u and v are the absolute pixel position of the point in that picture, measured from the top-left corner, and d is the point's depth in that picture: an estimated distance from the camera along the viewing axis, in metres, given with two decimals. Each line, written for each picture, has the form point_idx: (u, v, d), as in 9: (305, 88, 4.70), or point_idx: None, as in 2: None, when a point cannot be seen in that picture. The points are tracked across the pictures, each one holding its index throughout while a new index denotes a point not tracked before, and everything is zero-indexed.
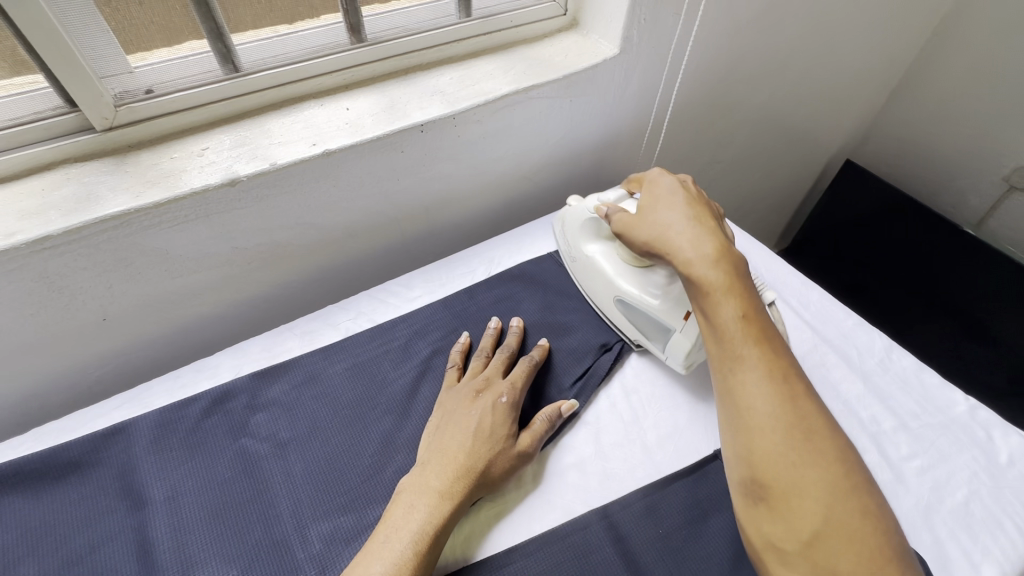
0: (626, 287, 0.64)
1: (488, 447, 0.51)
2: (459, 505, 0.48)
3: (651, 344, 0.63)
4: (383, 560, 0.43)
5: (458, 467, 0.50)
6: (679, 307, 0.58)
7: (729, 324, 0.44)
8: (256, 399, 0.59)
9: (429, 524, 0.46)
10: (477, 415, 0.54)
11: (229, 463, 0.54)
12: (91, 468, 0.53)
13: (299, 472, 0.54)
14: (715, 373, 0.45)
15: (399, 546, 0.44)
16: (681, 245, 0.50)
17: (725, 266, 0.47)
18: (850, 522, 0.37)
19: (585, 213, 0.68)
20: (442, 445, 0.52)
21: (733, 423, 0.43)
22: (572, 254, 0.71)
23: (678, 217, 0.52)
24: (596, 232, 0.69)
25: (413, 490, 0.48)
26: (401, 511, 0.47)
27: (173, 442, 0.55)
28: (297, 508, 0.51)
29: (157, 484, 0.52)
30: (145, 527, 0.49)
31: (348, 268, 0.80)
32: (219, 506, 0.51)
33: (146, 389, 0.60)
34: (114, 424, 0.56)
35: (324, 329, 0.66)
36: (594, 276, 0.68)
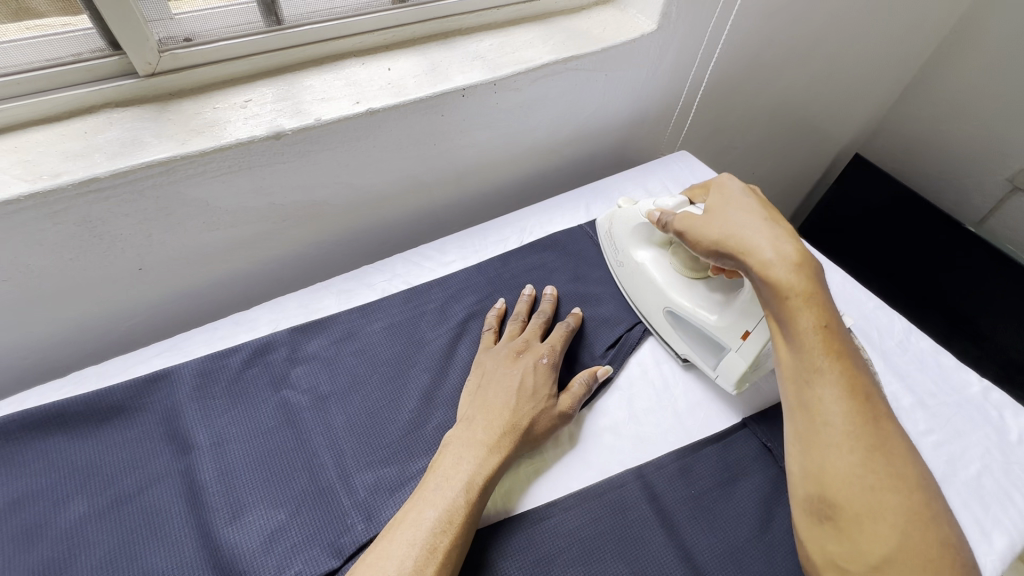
0: (678, 299, 0.62)
1: (532, 404, 0.53)
2: (506, 458, 0.49)
3: (697, 360, 0.61)
4: (438, 504, 0.45)
5: (503, 422, 0.51)
6: (738, 324, 0.56)
7: (809, 335, 0.44)
8: (296, 353, 0.59)
9: (479, 473, 0.47)
10: (520, 374, 0.55)
11: (272, 413, 0.55)
12: (135, 412, 0.53)
13: (341, 424, 0.55)
14: (792, 387, 0.45)
15: (451, 492, 0.45)
16: (756, 244, 0.49)
17: (806, 274, 0.46)
18: (927, 552, 0.38)
19: (639, 217, 0.67)
20: (487, 403, 0.53)
21: (804, 438, 0.43)
22: (619, 257, 0.70)
23: (752, 215, 0.52)
24: (648, 238, 0.68)
25: (461, 442, 0.50)
26: (452, 460, 0.48)
27: (215, 391, 0.55)
28: (341, 459, 0.52)
29: (202, 429, 0.53)
30: (192, 470, 0.50)
31: (378, 232, 0.80)
32: (264, 453, 0.52)
33: (185, 339, 0.60)
34: (154, 370, 0.56)
35: (359, 289, 0.67)
36: (642, 284, 0.66)
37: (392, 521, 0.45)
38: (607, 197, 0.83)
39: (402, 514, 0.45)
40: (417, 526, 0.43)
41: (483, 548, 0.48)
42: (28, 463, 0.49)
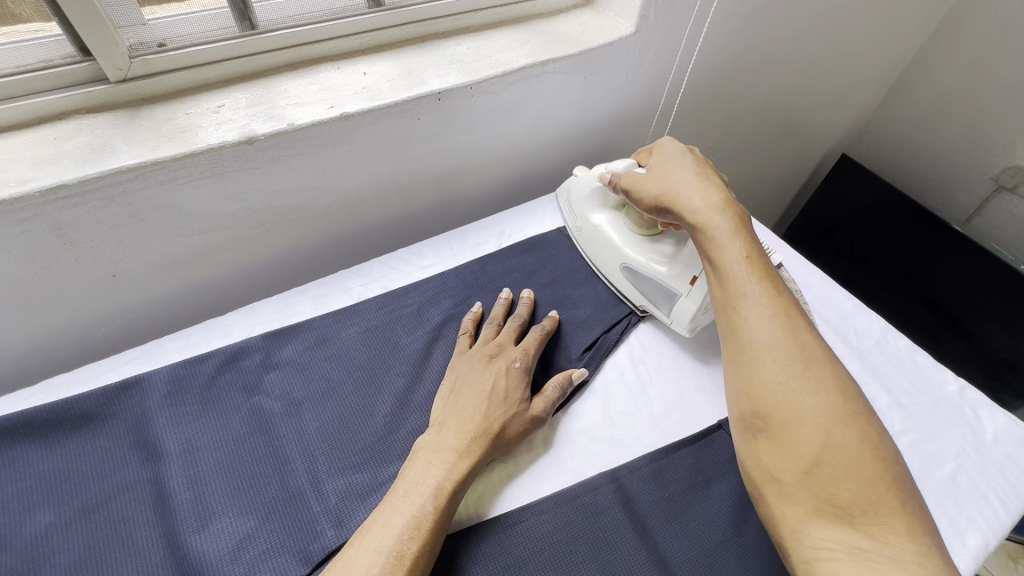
0: (633, 253, 0.67)
1: (503, 408, 0.53)
2: (476, 463, 0.49)
3: (653, 309, 0.65)
4: (406, 509, 0.44)
5: (475, 426, 0.51)
6: (685, 273, 0.62)
7: (732, 264, 0.49)
8: (270, 358, 0.59)
9: (448, 480, 0.47)
10: (492, 378, 0.55)
11: (244, 419, 0.54)
12: (106, 419, 0.53)
13: (314, 430, 0.54)
14: (721, 318, 0.48)
15: (420, 497, 0.45)
16: (690, 193, 0.54)
17: (730, 217, 0.52)
18: (848, 448, 0.39)
19: (594, 182, 0.72)
20: (458, 408, 0.53)
21: (735, 361, 0.46)
22: (577, 217, 0.74)
23: (686, 172, 0.57)
24: (604, 202, 0.72)
25: (431, 447, 0.49)
26: (422, 465, 0.48)
27: (188, 397, 0.55)
28: (313, 465, 0.52)
29: (173, 437, 0.52)
30: (162, 477, 0.50)
31: (358, 236, 0.80)
32: (235, 460, 0.52)
33: (159, 346, 0.60)
34: (126, 378, 0.56)
35: (336, 293, 0.67)
36: (599, 241, 0.70)
37: (361, 528, 0.45)
38: None
39: (370, 521, 0.45)
40: (384, 531, 0.43)
41: (454, 554, 0.48)
42: None
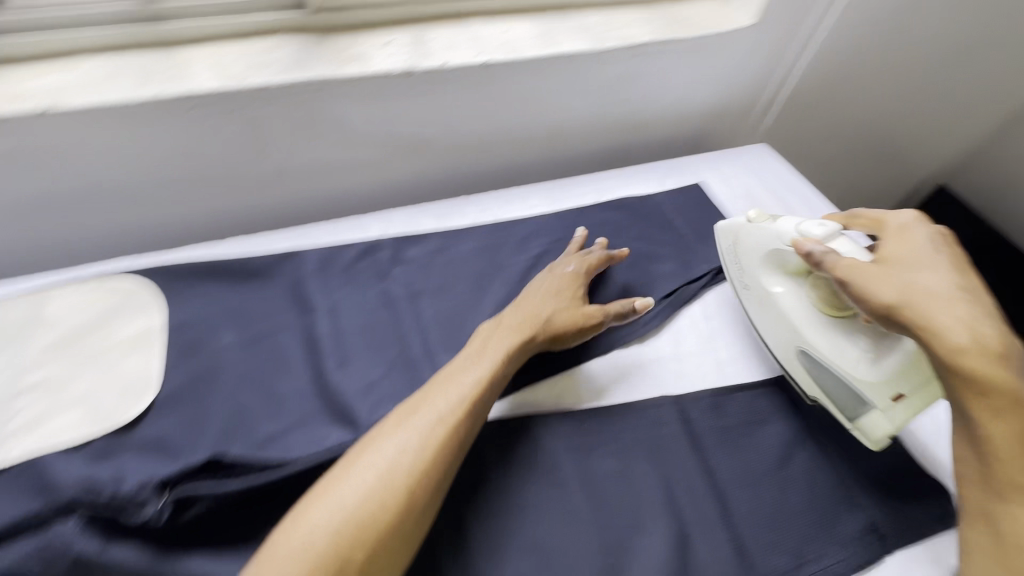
0: (819, 339, 0.58)
1: (556, 301, 0.63)
2: (532, 337, 0.59)
3: (832, 407, 0.59)
4: (396, 442, 0.47)
5: (484, 373, 0.53)
6: (890, 386, 0.53)
7: (1006, 444, 0.43)
8: (398, 255, 0.71)
9: (508, 345, 0.57)
10: (548, 282, 0.65)
11: (375, 297, 0.66)
12: (272, 276, 0.66)
13: (429, 315, 0.65)
14: (981, 493, 0.45)
15: (425, 424, 0.48)
16: (912, 287, 0.48)
17: (1010, 369, 0.44)
18: None
19: (775, 241, 0.61)
20: (520, 301, 0.63)
21: (983, 543, 0.44)
22: (745, 284, 0.66)
23: (905, 266, 0.51)
24: (781, 266, 0.62)
25: (492, 326, 0.60)
26: (437, 396, 0.51)
27: (334, 272, 0.67)
28: (427, 341, 0.63)
29: (321, 299, 0.65)
30: (312, 326, 0.62)
31: (471, 176, 0.90)
32: (367, 325, 0.63)
33: (310, 231, 0.72)
34: (287, 249, 0.69)
35: (454, 215, 0.77)
36: (783, 320, 0.61)
37: (366, 433, 0.49)
38: (682, 173, 0.89)
39: (379, 429, 0.49)
40: (377, 453, 0.46)
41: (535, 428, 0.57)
42: (194, 298, 0.63)
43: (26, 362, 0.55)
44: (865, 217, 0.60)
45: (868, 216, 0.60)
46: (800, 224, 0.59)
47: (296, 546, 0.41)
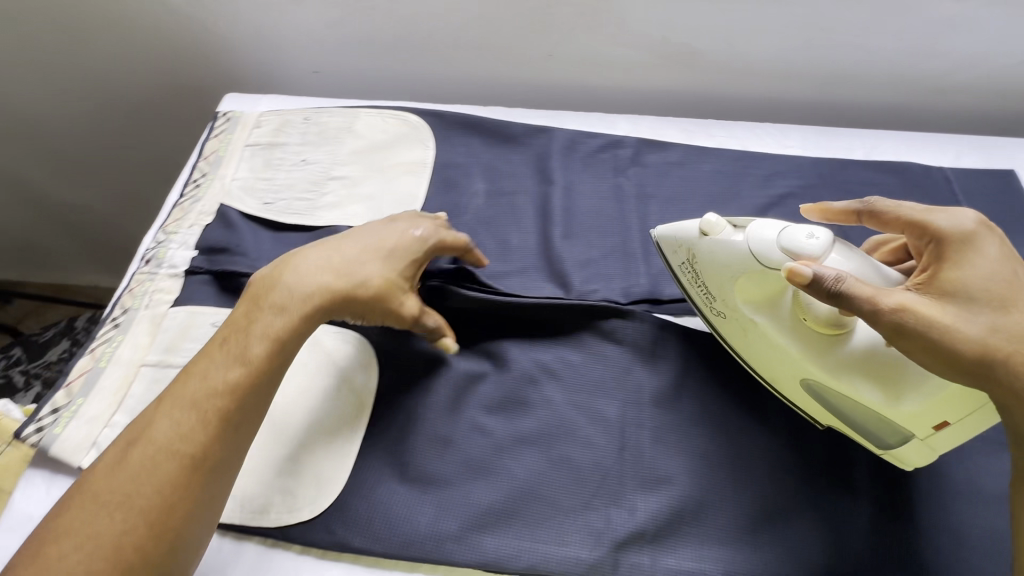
0: (811, 367, 0.46)
1: (432, 238, 0.53)
2: (415, 265, 0.52)
3: (859, 436, 0.49)
4: (226, 367, 0.44)
5: (383, 248, 0.51)
6: (928, 420, 0.43)
7: None
8: (638, 157, 0.71)
9: (395, 258, 0.51)
10: (424, 229, 0.54)
11: (609, 188, 0.69)
12: (524, 144, 0.72)
13: (654, 219, 0.66)
14: None
15: (250, 341, 0.45)
16: (909, 306, 0.39)
17: None
18: None
19: (758, 259, 0.46)
20: (365, 232, 0.53)
21: None
22: (711, 296, 0.52)
23: (967, 296, 0.41)
24: (754, 289, 0.48)
25: (371, 230, 0.52)
26: (341, 265, 0.49)
27: (576, 155, 0.71)
28: (647, 241, 0.64)
29: (561, 175, 0.69)
30: (548, 196, 0.67)
31: (732, 106, 0.82)
32: (595, 211, 0.67)
33: (562, 115, 0.76)
34: (541, 125, 0.74)
35: (701, 134, 0.75)
36: (757, 336, 0.50)
37: (258, 277, 0.49)
38: (992, 155, 0.73)
39: (270, 276, 0.48)
40: (274, 314, 0.46)
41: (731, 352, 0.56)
42: (459, 146, 0.72)
43: (338, 158, 0.69)
44: (893, 207, 0.46)
45: (904, 210, 0.45)
46: (785, 228, 0.45)
47: (191, 392, 0.43)
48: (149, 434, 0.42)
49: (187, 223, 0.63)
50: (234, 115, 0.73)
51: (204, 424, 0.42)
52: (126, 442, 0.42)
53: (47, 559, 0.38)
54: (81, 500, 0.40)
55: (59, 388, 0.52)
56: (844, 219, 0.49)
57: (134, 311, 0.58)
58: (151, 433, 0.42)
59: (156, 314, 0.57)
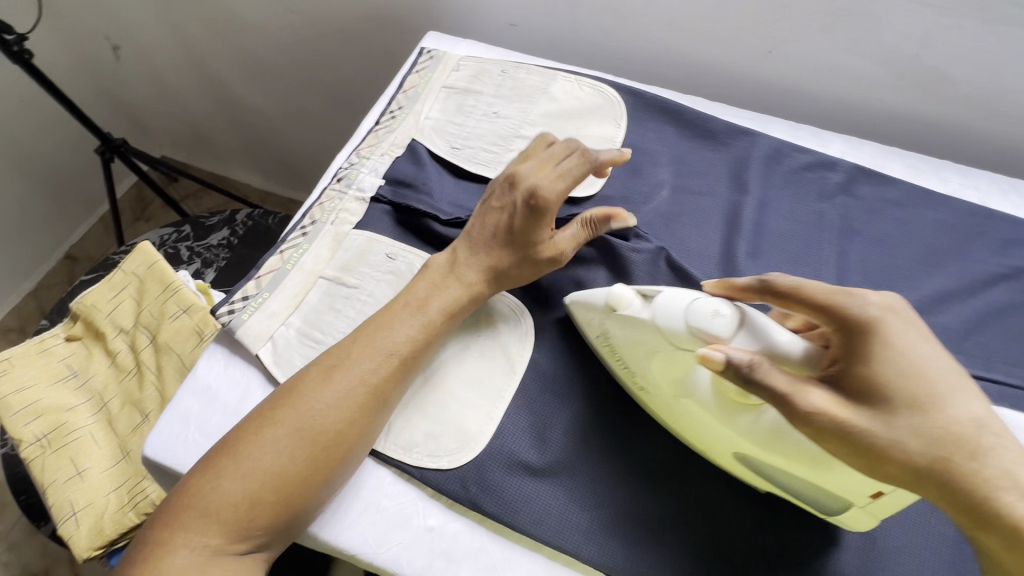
0: (739, 445, 0.43)
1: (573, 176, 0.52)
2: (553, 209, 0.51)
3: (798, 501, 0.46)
4: (406, 322, 0.49)
5: (505, 228, 0.52)
6: (864, 490, 0.40)
7: None
8: (849, 184, 0.63)
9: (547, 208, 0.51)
10: (572, 169, 0.52)
11: (808, 212, 0.62)
12: (722, 144, 0.66)
13: (855, 259, 0.59)
14: None
15: (438, 304, 0.50)
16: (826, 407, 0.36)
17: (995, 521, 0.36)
18: None
19: (664, 340, 0.44)
20: (521, 172, 0.53)
21: None
22: (632, 370, 0.48)
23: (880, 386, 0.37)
24: (665, 370, 0.45)
25: (525, 175, 0.53)
26: (501, 244, 0.52)
27: (779, 168, 0.65)
28: (842, 281, 0.58)
29: (757, 185, 0.63)
30: (739, 205, 0.62)
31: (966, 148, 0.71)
32: (789, 233, 0.61)
33: (768, 120, 0.69)
34: (745, 127, 0.67)
35: (928, 175, 0.65)
36: (680, 414, 0.46)
37: (453, 245, 0.54)
38: None
39: (443, 264, 0.52)
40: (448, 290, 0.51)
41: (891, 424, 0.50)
42: (651, 130, 0.68)
43: (528, 117, 0.68)
44: (798, 286, 0.40)
45: (807, 289, 0.40)
46: (693, 301, 0.42)
47: (378, 345, 0.47)
48: (337, 368, 0.46)
49: (379, 151, 0.66)
50: (437, 54, 0.74)
51: (388, 368, 0.47)
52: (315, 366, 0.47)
53: (243, 454, 0.43)
54: (271, 414, 0.45)
55: (250, 278, 0.57)
56: (748, 297, 0.43)
57: (321, 223, 0.61)
58: (343, 369, 0.46)
59: (339, 232, 0.60)
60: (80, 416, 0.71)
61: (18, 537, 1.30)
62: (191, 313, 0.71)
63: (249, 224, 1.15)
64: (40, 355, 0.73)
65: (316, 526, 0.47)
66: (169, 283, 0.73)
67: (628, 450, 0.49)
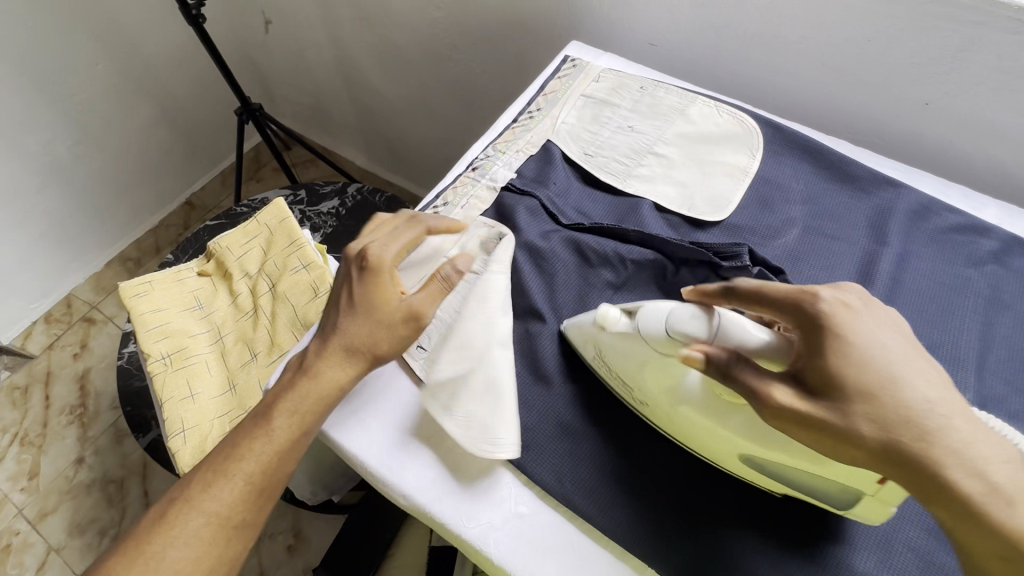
0: (734, 440, 0.44)
1: (396, 249, 0.53)
2: (388, 288, 0.52)
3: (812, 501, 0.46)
4: (209, 497, 0.47)
5: (350, 300, 0.51)
6: (868, 477, 0.40)
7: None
8: (1003, 253, 0.59)
9: (378, 299, 0.51)
10: (391, 246, 0.53)
11: (951, 276, 0.59)
12: (862, 191, 0.64)
13: (1000, 332, 0.55)
14: None
15: (221, 487, 0.47)
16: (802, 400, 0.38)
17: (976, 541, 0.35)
18: None
19: (648, 352, 0.46)
20: (348, 250, 0.54)
21: None
22: (628, 383, 0.49)
23: (851, 374, 0.38)
24: (660, 382, 0.47)
25: (355, 253, 0.53)
26: (317, 393, 0.50)
27: (923, 226, 0.62)
28: (983, 353, 0.54)
29: (898, 239, 0.60)
30: (875, 256, 0.59)
31: None
32: (928, 294, 0.57)
33: (916, 174, 0.66)
34: (891, 177, 0.65)
35: None
36: (677, 419, 0.47)
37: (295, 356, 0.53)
38: None
39: (294, 364, 0.52)
40: (261, 452, 0.48)
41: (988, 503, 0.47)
42: (787, 165, 0.66)
43: (663, 135, 0.68)
44: (763, 286, 0.42)
45: (774, 288, 0.42)
46: (669, 312, 0.44)
47: (230, 476, 0.47)
48: (155, 557, 0.44)
49: (514, 148, 0.69)
50: (580, 64, 0.76)
51: (239, 495, 0.47)
52: (135, 553, 0.45)
53: None
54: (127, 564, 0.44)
55: None
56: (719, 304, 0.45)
57: (452, 206, 0.64)
58: (193, 510, 0.46)
59: (467, 217, 0.63)
60: (200, 344, 0.78)
61: (104, 443, 1.44)
62: (310, 268, 0.77)
63: (357, 198, 1.22)
64: (175, 283, 0.81)
65: (415, 490, 0.49)
66: (296, 238, 0.80)
67: (684, 473, 0.49)
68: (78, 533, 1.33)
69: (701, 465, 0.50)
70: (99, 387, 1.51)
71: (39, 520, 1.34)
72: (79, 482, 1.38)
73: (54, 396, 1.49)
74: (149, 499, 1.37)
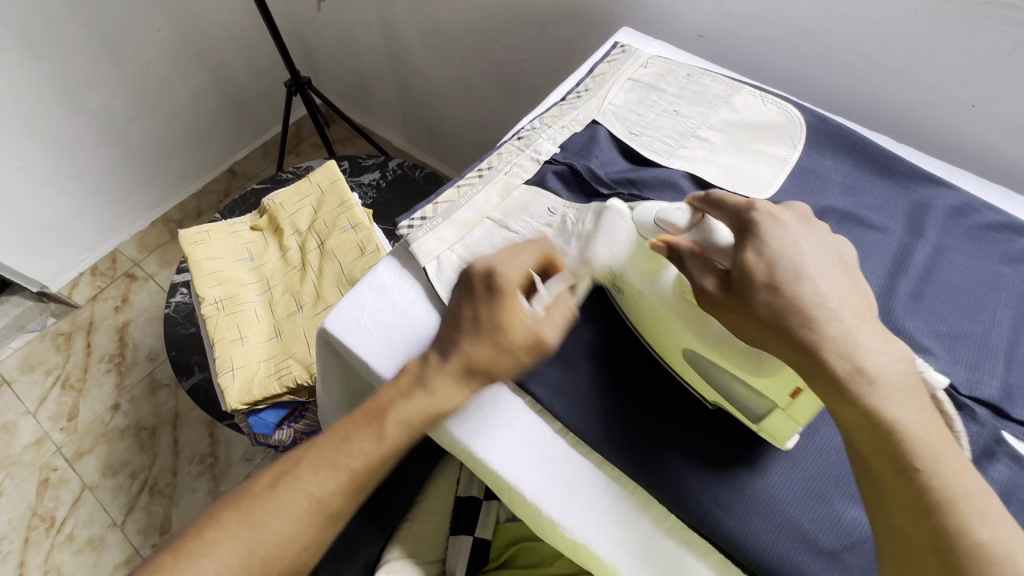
0: (683, 336, 0.50)
1: (517, 283, 0.52)
2: (511, 326, 0.50)
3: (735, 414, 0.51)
4: (318, 480, 0.48)
5: (476, 338, 0.50)
6: (779, 386, 0.46)
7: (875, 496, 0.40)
8: None
9: (497, 341, 0.50)
10: (519, 302, 0.51)
11: (987, 271, 0.60)
12: (902, 185, 0.65)
13: None
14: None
15: (330, 475, 0.48)
16: (731, 298, 0.45)
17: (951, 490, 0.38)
18: None
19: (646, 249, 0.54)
20: (464, 276, 0.53)
21: None
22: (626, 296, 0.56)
23: (765, 268, 0.43)
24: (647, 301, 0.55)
25: (473, 290, 0.52)
26: (427, 413, 0.50)
27: (962, 223, 0.63)
28: (1012, 346, 0.56)
29: (934, 233, 0.62)
30: (910, 246, 0.61)
31: None
32: (961, 286, 0.59)
33: (956, 174, 0.68)
34: (933, 174, 0.66)
35: None
36: (644, 309, 0.53)
37: (417, 359, 0.53)
38: None
39: (417, 373, 0.51)
40: (371, 450, 0.49)
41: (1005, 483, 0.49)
42: (828, 156, 0.68)
43: (709, 120, 0.70)
44: (731, 200, 0.48)
45: (733, 200, 0.48)
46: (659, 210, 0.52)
47: (336, 463, 0.48)
48: (255, 523, 0.46)
49: (561, 123, 0.71)
50: (629, 49, 0.78)
51: (338, 489, 0.48)
52: (239, 510, 0.47)
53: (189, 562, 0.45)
54: (231, 523, 0.47)
55: (429, 202, 0.64)
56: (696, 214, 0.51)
57: (495, 171, 0.67)
58: (296, 487, 0.48)
59: (510, 183, 0.66)
60: (249, 293, 0.82)
61: (139, 392, 1.50)
62: (357, 229, 0.82)
63: (398, 172, 1.26)
64: (230, 235, 0.86)
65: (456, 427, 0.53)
66: (345, 200, 0.85)
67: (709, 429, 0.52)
68: (111, 474, 1.39)
69: (718, 420, 0.52)
70: (137, 339, 1.58)
71: (75, 458, 1.41)
72: (114, 427, 1.45)
73: (95, 344, 1.57)
74: (178, 448, 1.43)
